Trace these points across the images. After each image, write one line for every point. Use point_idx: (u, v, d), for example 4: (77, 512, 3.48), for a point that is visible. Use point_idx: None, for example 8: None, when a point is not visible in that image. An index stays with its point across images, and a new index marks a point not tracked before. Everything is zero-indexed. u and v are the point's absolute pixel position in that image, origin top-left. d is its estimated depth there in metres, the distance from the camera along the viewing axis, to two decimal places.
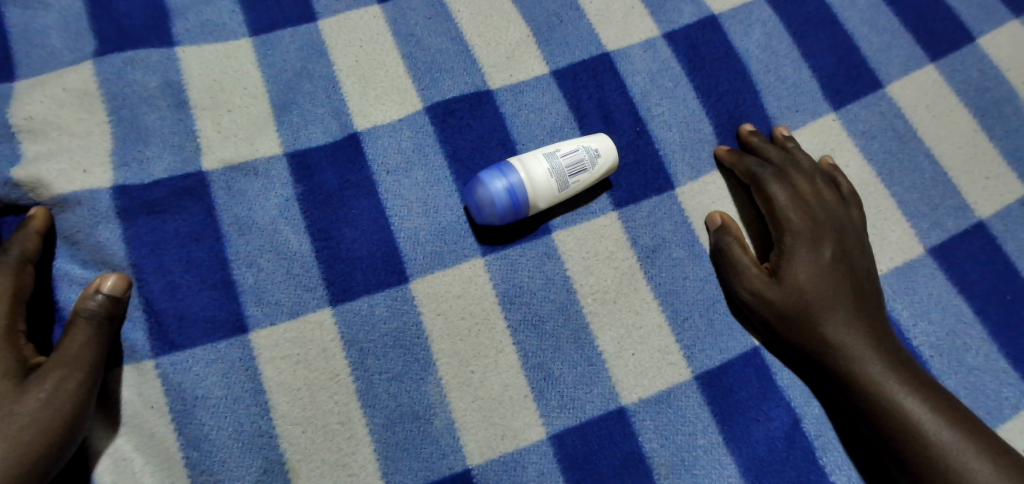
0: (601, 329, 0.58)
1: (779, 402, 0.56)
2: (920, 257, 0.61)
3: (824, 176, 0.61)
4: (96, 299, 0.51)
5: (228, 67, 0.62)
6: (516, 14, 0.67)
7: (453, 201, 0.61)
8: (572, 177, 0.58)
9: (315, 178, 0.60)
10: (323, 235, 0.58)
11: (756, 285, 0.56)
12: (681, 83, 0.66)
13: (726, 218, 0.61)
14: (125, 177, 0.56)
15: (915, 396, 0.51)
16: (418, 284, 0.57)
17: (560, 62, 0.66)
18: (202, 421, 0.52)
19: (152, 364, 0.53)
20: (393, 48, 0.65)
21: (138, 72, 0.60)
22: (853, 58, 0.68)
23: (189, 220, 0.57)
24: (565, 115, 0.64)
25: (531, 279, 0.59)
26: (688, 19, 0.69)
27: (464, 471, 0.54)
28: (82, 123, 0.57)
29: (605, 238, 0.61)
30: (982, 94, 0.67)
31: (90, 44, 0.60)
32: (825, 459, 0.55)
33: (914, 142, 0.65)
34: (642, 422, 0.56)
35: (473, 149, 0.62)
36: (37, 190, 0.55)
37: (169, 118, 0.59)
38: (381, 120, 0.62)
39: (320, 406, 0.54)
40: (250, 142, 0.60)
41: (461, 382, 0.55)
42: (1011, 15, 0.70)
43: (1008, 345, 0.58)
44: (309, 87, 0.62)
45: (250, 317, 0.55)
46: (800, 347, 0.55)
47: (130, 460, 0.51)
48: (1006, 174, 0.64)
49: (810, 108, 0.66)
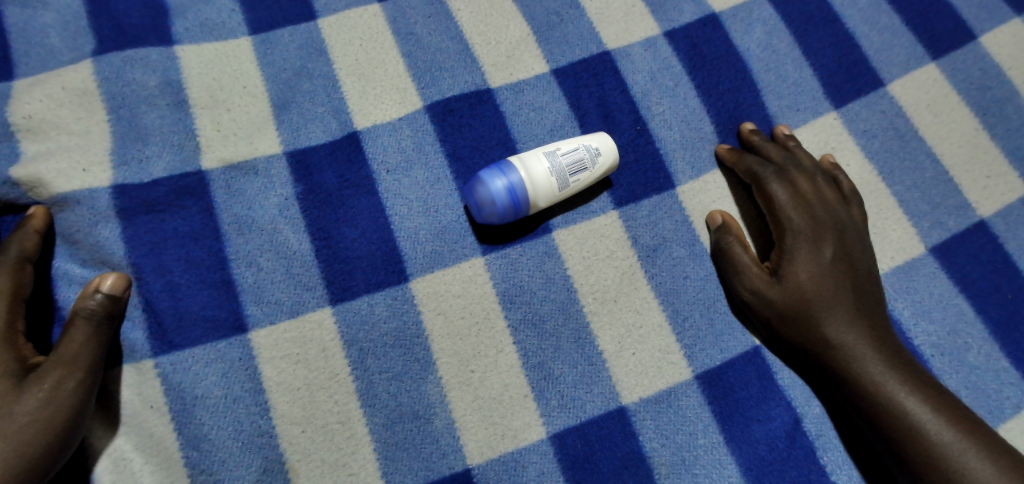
0: (601, 329, 0.58)
1: (780, 402, 0.56)
2: (921, 257, 0.61)
3: (824, 175, 0.61)
4: (95, 299, 0.51)
5: (227, 66, 0.62)
6: (516, 13, 0.67)
7: (453, 200, 0.60)
8: (572, 176, 0.57)
9: (314, 178, 0.59)
10: (323, 235, 0.58)
11: (756, 285, 0.56)
12: (681, 82, 0.66)
13: (726, 217, 0.60)
14: (124, 176, 0.56)
15: (916, 396, 0.50)
16: (417, 284, 0.57)
17: (560, 61, 0.66)
18: (202, 421, 0.52)
19: (151, 364, 0.53)
20: (393, 47, 0.65)
21: (137, 71, 0.60)
22: (854, 56, 0.68)
23: (188, 219, 0.57)
24: (565, 114, 0.64)
25: (531, 279, 0.59)
26: (688, 17, 0.68)
27: (464, 470, 0.53)
28: (82, 122, 0.57)
29: (605, 237, 0.60)
30: (983, 93, 0.66)
31: (89, 42, 0.60)
32: (825, 459, 0.55)
33: (915, 141, 0.65)
34: (642, 422, 0.55)
35: (473, 149, 0.62)
36: (37, 190, 0.54)
37: (168, 117, 0.59)
38: (381, 119, 0.62)
39: (320, 406, 0.54)
40: (249, 141, 0.60)
41: (461, 381, 0.55)
42: (1012, 14, 0.70)
43: (1009, 344, 0.58)
44: (308, 86, 0.62)
45: (249, 317, 0.55)
46: (801, 347, 0.54)
47: (129, 459, 0.51)
48: (1007, 173, 0.64)
49: (811, 107, 0.66)
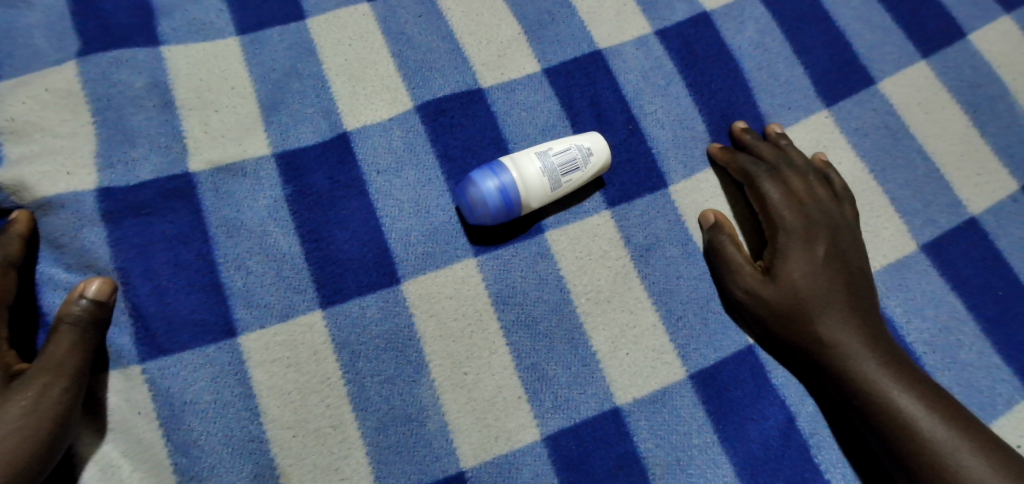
0: (596, 329, 0.57)
1: (774, 400, 0.56)
2: (914, 254, 0.61)
3: (817, 173, 0.61)
4: (80, 304, 0.50)
5: (216, 66, 0.61)
6: (508, 12, 0.67)
7: (444, 201, 0.60)
8: (565, 176, 0.57)
9: (305, 179, 0.59)
10: (314, 237, 0.57)
11: (751, 283, 0.56)
12: (674, 80, 0.66)
13: (719, 217, 0.60)
14: (111, 179, 0.56)
15: (910, 394, 0.50)
16: (410, 286, 0.57)
17: (552, 60, 0.65)
18: (191, 427, 0.52)
19: (139, 369, 0.52)
20: (383, 47, 0.64)
21: (124, 72, 0.59)
22: (846, 55, 0.68)
23: (176, 222, 0.56)
24: (557, 114, 0.64)
25: (524, 279, 0.58)
26: (680, 16, 0.68)
27: (458, 473, 0.53)
28: (67, 124, 0.56)
29: (598, 237, 0.60)
30: (974, 90, 0.67)
31: (72, 43, 0.59)
32: (820, 458, 0.55)
33: (907, 138, 0.65)
34: (637, 423, 0.55)
35: (465, 149, 0.61)
36: (20, 193, 0.54)
37: (155, 119, 0.58)
38: (372, 119, 0.61)
39: (312, 410, 0.53)
40: (238, 142, 0.59)
41: (455, 383, 0.55)
42: (1002, 11, 0.70)
43: (1001, 341, 0.58)
44: (298, 86, 0.62)
45: (239, 321, 0.54)
46: (795, 346, 0.54)
47: (118, 466, 0.50)
48: (998, 170, 0.64)
49: (803, 105, 0.66)
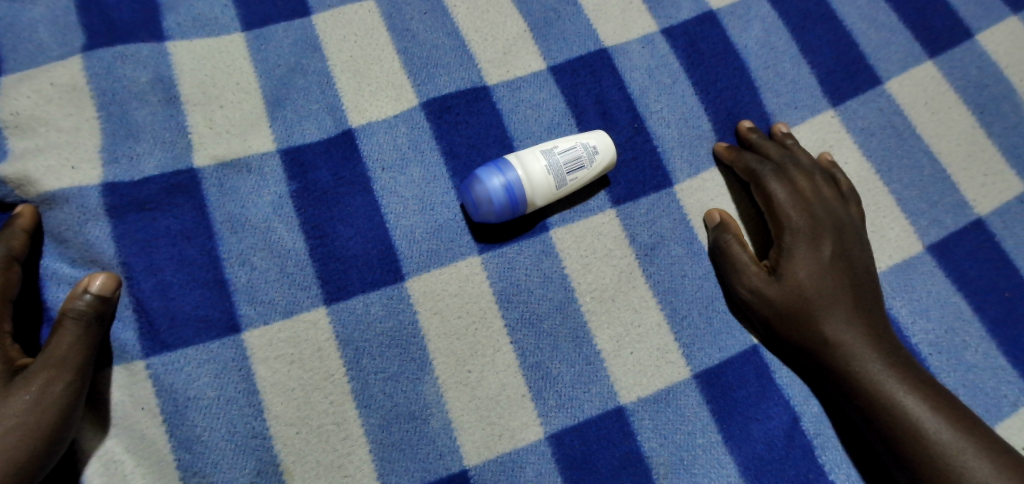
0: (600, 329, 0.57)
1: (778, 401, 0.56)
2: (919, 255, 0.61)
3: (823, 173, 0.61)
4: (84, 299, 0.50)
5: (221, 62, 0.61)
6: (513, 9, 0.66)
7: (449, 198, 0.60)
8: (571, 174, 0.57)
9: (309, 175, 0.59)
10: (317, 233, 0.57)
11: (755, 283, 0.56)
12: (679, 79, 0.66)
13: (725, 216, 0.60)
14: (114, 174, 0.55)
15: (915, 395, 0.50)
16: (414, 283, 0.57)
17: (557, 58, 0.65)
18: (194, 423, 0.51)
19: (143, 365, 0.52)
20: (388, 43, 0.64)
21: (128, 67, 0.59)
22: (852, 54, 0.67)
23: (180, 218, 0.56)
24: (562, 111, 0.64)
25: (528, 277, 0.58)
26: (686, 15, 0.68)
27: (462, 471, 0.53)
28: (71, 118, 0.56)
29: (603, 235, 0.60)
30: (981, 91, 0.66)
31: (76, 36, 0.59)
32: (825, 458, 0.55)
33: (913, 139, 0.65)
34: (641, 422, 0.55)
35: (470, 146, 0.61)
36: (24, 187, 0.53)
37: (160, 114, 0.58)
38: (377, 116, 0.61)
39: (315, 407, 0.53)
40: (243, 138, 0.59)
41: (459, 381, 0.55)
42: (1010, 11, 0.70)
43: (1007, 342, 0.58)
44: (302, 82, 0.62)
45: (242, 316, 0.54)
46: (800, 346, 0.54)
47: (121, 462, 0.50)
48: (1005, 171, 0.64)
49: (809, 105, 0.66)
